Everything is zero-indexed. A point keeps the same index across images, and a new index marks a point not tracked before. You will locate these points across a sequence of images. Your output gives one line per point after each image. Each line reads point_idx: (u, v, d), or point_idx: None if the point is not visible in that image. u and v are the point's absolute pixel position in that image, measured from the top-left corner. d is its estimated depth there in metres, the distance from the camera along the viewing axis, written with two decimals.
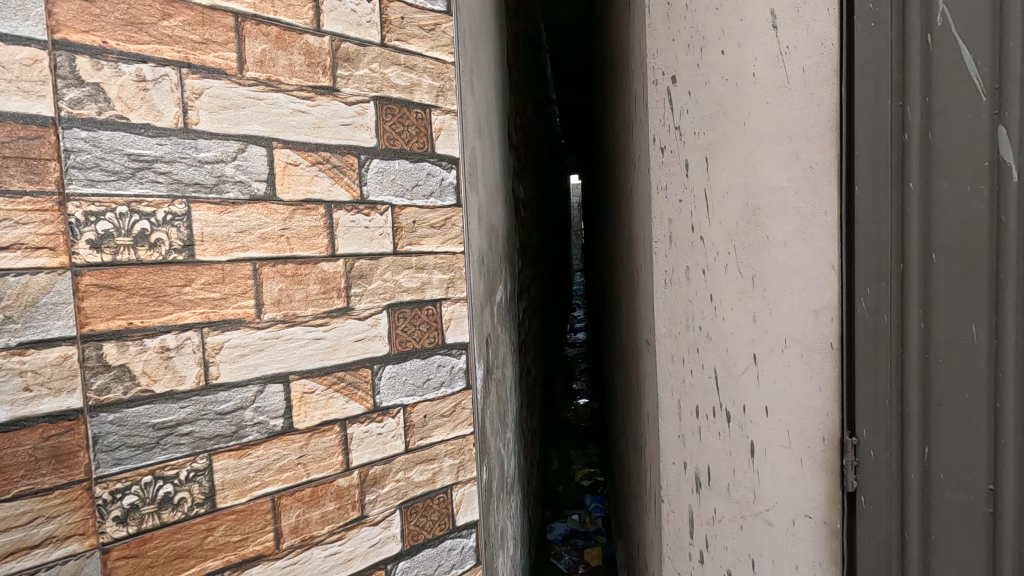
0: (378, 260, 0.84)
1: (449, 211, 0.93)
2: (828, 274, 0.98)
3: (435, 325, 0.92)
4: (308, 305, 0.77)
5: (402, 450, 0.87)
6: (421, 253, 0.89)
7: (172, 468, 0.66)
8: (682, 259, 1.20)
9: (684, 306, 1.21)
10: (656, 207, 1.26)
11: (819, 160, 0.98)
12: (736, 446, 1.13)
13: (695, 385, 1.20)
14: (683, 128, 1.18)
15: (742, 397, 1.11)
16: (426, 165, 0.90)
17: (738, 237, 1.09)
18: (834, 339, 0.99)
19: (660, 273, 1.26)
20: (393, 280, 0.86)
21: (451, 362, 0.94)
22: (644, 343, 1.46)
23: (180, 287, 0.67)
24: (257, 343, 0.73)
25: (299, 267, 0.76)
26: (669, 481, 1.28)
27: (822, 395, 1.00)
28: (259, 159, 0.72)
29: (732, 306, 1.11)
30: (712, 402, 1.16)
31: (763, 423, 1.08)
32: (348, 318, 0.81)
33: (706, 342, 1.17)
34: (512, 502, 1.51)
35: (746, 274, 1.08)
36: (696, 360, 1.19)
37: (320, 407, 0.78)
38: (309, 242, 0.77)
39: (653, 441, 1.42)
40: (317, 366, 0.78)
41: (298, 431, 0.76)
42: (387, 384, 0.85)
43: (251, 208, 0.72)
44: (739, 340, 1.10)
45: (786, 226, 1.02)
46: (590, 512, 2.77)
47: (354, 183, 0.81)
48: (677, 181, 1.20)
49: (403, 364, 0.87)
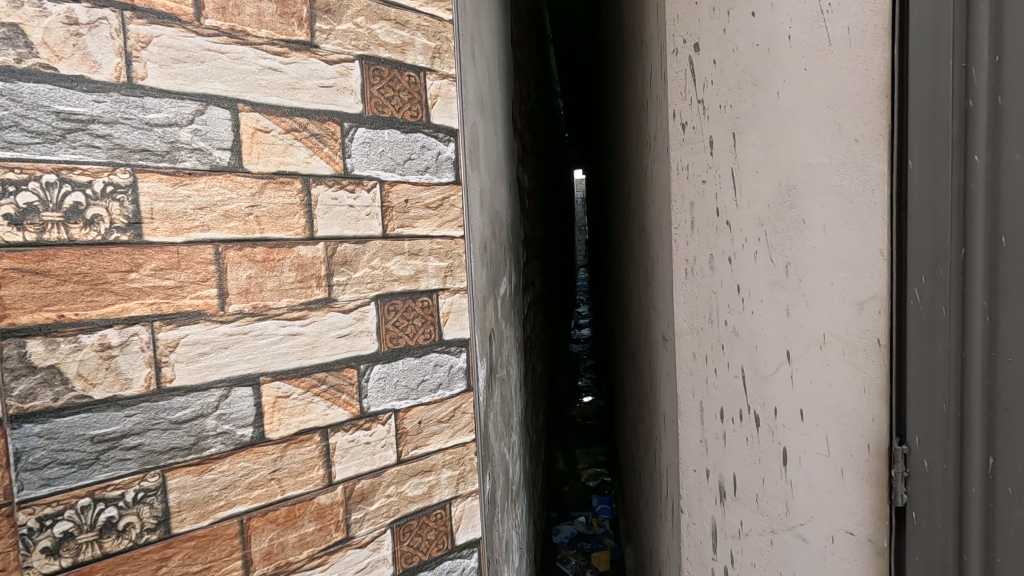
0: (365, 244, 0.73)
1: (447, 189, 0.82)
2: (875, 262, 0.86)
3: (431, 318, 0.81)
4: (282, 296, 0.66)
5: (394, 462, 0.77)
6: (415, 238, 0.79)
7: (115, 488, 0.56)
8: (706, 246, 1.11)
9: (707, 298, 1.12)
10: (677, 192, 1.17)
11: (865, 132, 0.86)
12: (764, 453, 1.03)
13: (719, 386, 1.11)
14: (707, 101, 1.08)
15: (772, 399, 1.01)
16: (421, 137, 0.79)
17: (768, 221, 0.99)
18: (881, 336, 0.86)
19: (681, 262, 1.18)
20: (382, 267, 0.75)
21: (450, 361, 0.83)
22: (660, 340, 1.35)
23: (124, 273, 0.56)
24: (220, 339, 0.62)
25: (270, 251, 0.65)
26: (690, 489, 1.20)
27: (866, 398, 0.89)
28: (221, 123, 0.62)
29: (761, 298, 1.01)
30: (738, 403, 1.07)
31: (796, 428, 0.97)
32: (329, 311, 0.70)
33: (733, 337, 1.07)
34: (517, 510, 1.41)
35: (778, 262, 0.98)
36: (721, 356, 1.10)
37: (297, 414, 0.68)
38: (283, 223, 0.66)
39: (669, 445, 1.31)
40: (294, 367, 0.67)
41: (271, 442, 0.66)
42: (375, 386, 0.74)
43: (212, 181, 0.61)
44: (768, 336, 1.00)
45: (826, 209, 0.91)
46: (597, 514, 2.67)
47: (336, 156, 0.70)
48: (700, 161, 1.11)
49: (394, 364, 0.76)
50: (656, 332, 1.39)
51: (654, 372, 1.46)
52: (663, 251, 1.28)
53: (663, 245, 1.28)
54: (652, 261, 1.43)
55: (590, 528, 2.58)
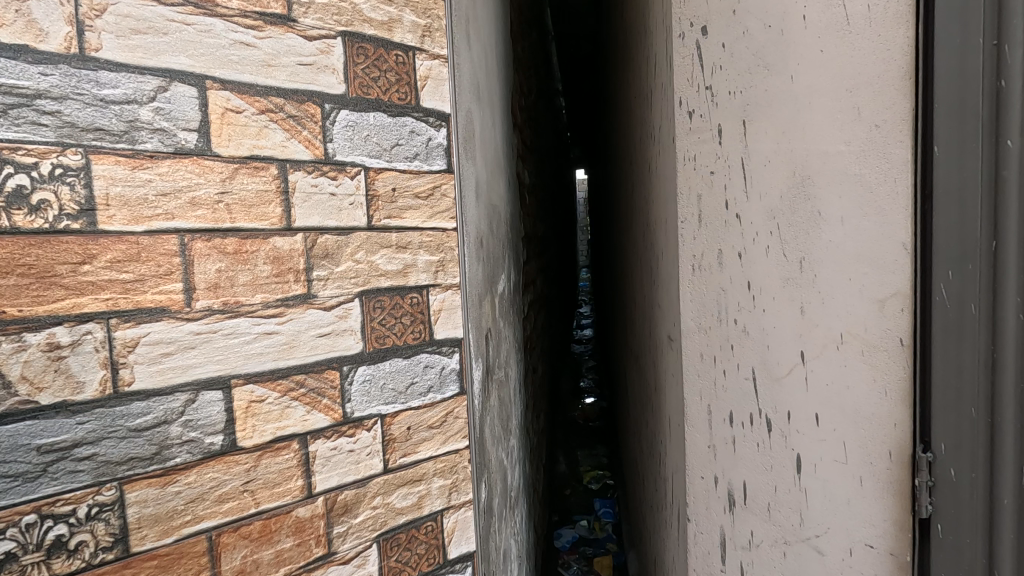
0: (348, 236, 0.68)
1: (438, 178, 0.77)
2: (897, 257, 0.81)
3: (421, 316, 0.75)
4: (255, 291, 0.61)
5: (380, 471, 0.71)
6: (403, 230, 0.73)
7: (66, 504, 0.50)
8: (713, 240, 1.03)
9: (714, 296, 1.04)
10: (682, 181, 1.08)
11: (887, 117, 0.80)
12: (777, 460, 0.96)
13: (729, 390, 1.02)
14: (715, 87, 1.00)
15: (785, 402, 0.94)
16: (410, 121, 0.73)
17: (781, 213, 0.92)
18: (904, 335, 0.81)
19: (686, 258, 1.08)
20: (367, 261, 0.69)
21: (441, 362, 0.78)
22: (665, 339, 1.28)
23: (76, 265, 0.51)
24: (186, 338, 0.57)
25: (243, 242, 0.60)
26: (696, 497, 1.10)
27: (887, 401, 0.83)
28: (187, 102, 0.56)
29: (774, 295, 0.94)
30: (749, 408, 1.00)
31: (811, 434, 0.91)
32: (309, 308, 0.65)
33: (744, 339, 0.99)
34: (515, 517, 1.35)
35: (792, 258, 0.91)
36: (730, 360, 1.02)
37: (273, 420, 0.62)
38: (257, 212, 0.61)
39: (674, 450, 1.25)
40: (269, 368, 0.62)
41: (243, 450, 0.60)
42: (360, 390, 0.69)
43: (176, 165, 0.56)
44: (780, 336, 0.94)
45: (844, 199, 0.85)
46: (600, 518, 2.61)
47: (316, 140, 0.65)
48: (707, 150, 1.02)
49: (380, 366, 0.71)
50: (661, 333, 1.33)
51: (658, 373, 1.40)
52: (667, 247, 1.21)
53: (667, 240, 1.22)
54: (656, 258, 1.37)
55: (592, 532, 2.52)
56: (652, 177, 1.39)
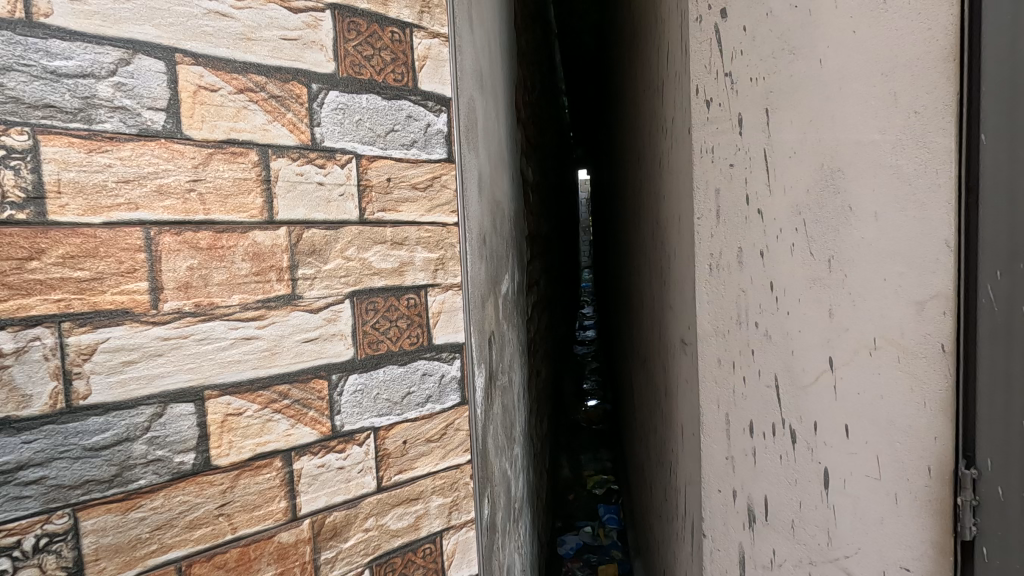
0: (337, 230, 0.61)
1: (438, 167, 0.70)
2: (938, 255, 0.74)
3: (419, 319, 0.68)
4: (232, 291, 0.54)
5: (373, 490, 0.65)
6: (398, 225, 0.66)
7: (9, 535, 0.44)
8: (733, 238, 0.96)
9: (734, 298, 0.96)
10: (699, 174, 0.99)
11: (928, 102, 0.73)
12: (801, 475, 0.89)
13: (749, 398, 0.96)
14: (736, 74, 0.93)
15: (811, 412, 0.87)
16: (406, 105, 0.66)
17: (807, 208, 0.86)
18: (946, 341, 0.74)
19: (702, 256, 1.00)
20: (358, 258, 0.63)
21: (441, 369, 0.71)
22: (677, 343, 1.21)
23: (23, 262, 0.44)
24: (152, 344, 0.50)
25: (218, 236, 0.54)
26: (712, 514, 1.03)
27: (926, 413, 0.76)
28: (153, 78, 0.50)
29: (800, 296, 0.87)
30: (772, 418, 0.93)
31: (840, 447, 0.84)
32: (293, 310, 0.58)
33: (766, 344, 0.93)
34: (519, 529, 1.28)
35: (820, 257, 0.84)
36: (750, 366, 0.95)
37: (252, 435, 0.56)
38: (235, 202, 0.54)
39: (687, 461, 1.18)
40: (248, 378, 0.56)
41: (218, 470, 0.54)
42: (350, 400, 0.62)
43: (141, 149, 0.49)
44: (805, 341, 0.87)
45: (879, 193, 0.78)
46: (604, 524, 2.54)
47: (302, 123, 0.58)
48: (727, 141, 0.95)
49: (373, 374, 0.64)
50: (673, 336, 1.26)
51: (669, 378, 1.33)
52: (681, 245, 1.14)
53: (680, 238, 1.14)
54: (668, 256, 1.30)
55: (596, 539, 2.45)
56: (664, 172, 1.32)
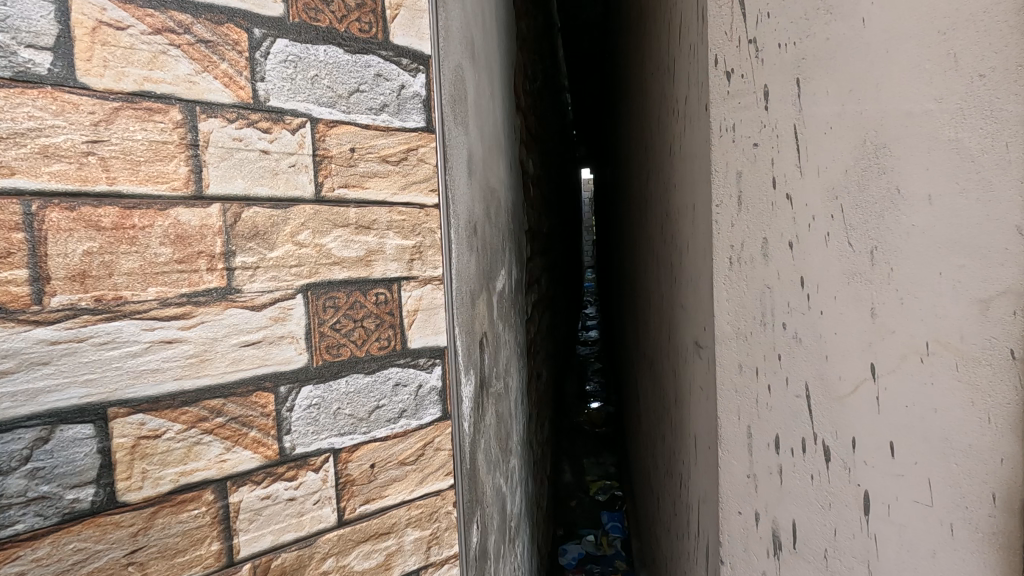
0: (286, 210, 0.50)
1: (414, 137, 0.59)
2: (1008, 244, 0.56)
3: (391, 319, 0.57)
4: (146, 283, 0.43)
5: (332, 525, 0.54)
6: (365, 205, 0.55)
7: None
8: (756, 227, 0.83)
9: (757, 296, 0.83)
10: (720, 155, 0.88)
11: (998, 61, 0.56)
12: (836, 499, 0.74)
13: (774, 408, 0.82)
14: (761, 40, 0.80)
15: (845, 427, 0.72)
16: (375, 61, 0.55)
17: (844, 191, 0.70)
18: (1015, 345, 0.56)
19: (722, 247, 0.88)
20: (313, 244, 0.52)
21: (418, 379, 0.60)
22: (691, 347, 1.09)
23: None
24: (34, 351, 0.39)
25: (128, 214, 0.43)
26: (732, 535, 0.91)
27: (991, 431, 0.59)
28: (35, 7, 0.39)
29: (836, 293, 0.72)
30: (801, 433, 0.78)
31: (883, 468, 0.68)
32: (229, 307, 0.47)
33: (795, 347, 0.78)
34: (515, 549, 1.17)
35: (862, 248, 0.68)
36: (775, 373, 0.81)
37: (174, 463, 0.45)
38: (149, 171, 0.43)
39: (703, 475, 1.05)
40: (169, 392, 0.44)
41: (128, 508, 0.43)
42: (303, 418, 0.52)
43: (18, 98, 0.38)
44: (841, 349, 0.72)
45: (933, 171, 0.61)
46: (607, 533, 2.42)
47: (240, 76, 0.47)
48: (751, 117, 0.82)
49: (332, 386, 0.53)
50: (686, 339, 1.15)
51: (681, 384, 1.22)
52: (696, 238, 1.02)
53: (695, 230, 1.03)
54: (680, 251, 1.19)
55: (599, 548, 2.31)
56: (676, 159, 1.21)
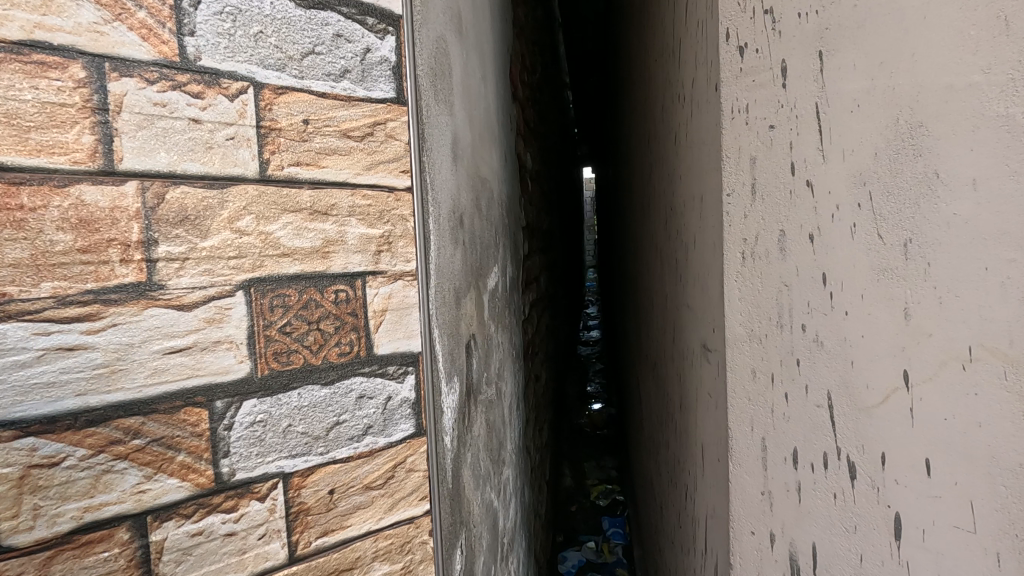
0: (223, 190, 0.42)
1: (382, 109, 0.50)
2: None
3: (354, 321, 0.49)
4: (38, 276, 0.35)
5: (282, 563, 0.46)
6: (322, 188, 0.47)
7: None
8: (771, 218, 0.70)
9: (773, 295, 0.70)
10: (731, 140, 0.76)
11: None
12: (862, 522, 0.61)
13: (792, 422, 0.69)
14: (778, 10, 0.68)
15: (874, 443, 0.59)
16: (334, 19, 0.47)
17: (874, 175, 0.58)
18: None
19: (734, 240, 0.76)
20: (258, 232, 0.44)
21: (387, 390, 0.52)
22: (699, 350, 1.00)
23: None
24: None
25: (16, 193, 0.35)
26: (744, 564, 0.78)
27: None
28: None
29: (864, 292, 0.59)
30: (822, 448, 0.65)
31: (919, 488, 0.55)
32: (149, 307, 0.39)
33: (817, 352, 0.65)
34: (508, 567, 1.09)
35: (893, 241, 0.56)
36: (794, 380, 0.68)
37: (76, 496, 0.37)
38: (42, 140, 0.35)
39: (712, 489, 0.94)
40: (69, 410, 0.36)
41: (16, 553, 0.35)
42: (245, 438, 0.43)
43: None
44: (870, 358, 0.59)
45: (979, 152, 0.49)
46: (608, 539, 2.34)
47: (162, 28, 0.39)
48: (767, 96, 0.70)
49: (282, 400, 0.45)
50: (692, 341, 1.07)
51: (688, 390, 1.13)
52: (704, 232, 0.94)
53: (703, 223, 0.94)
54: (686, 246, 1.11)
55: (599, 555, 2.23)
56: (681, 148, 1.13)
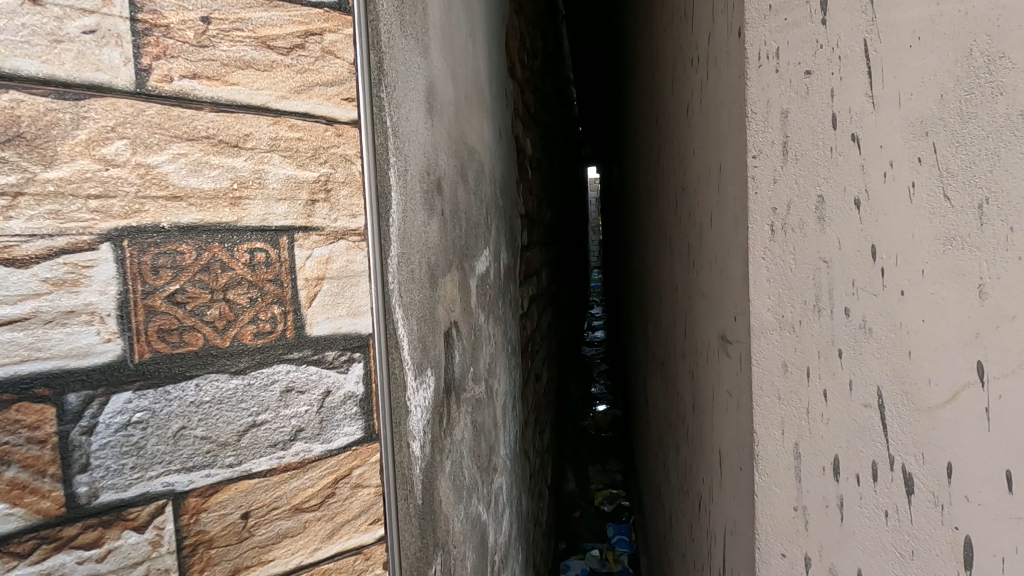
0: (79, 102, 0.30)
1: (316, 17, 0.39)
2: None
3: (278, 292, 0.38)
4: None
5: None
6: (230, 111, 0.35)
7: None
8: (806, 180, 0.53)
9: (809, 276, 0.53)
10: (754, 91, 0.57)
11: None
12: (922, 547, 0.47)
13: (828, 436, 0.53)
14: None
15: (936, 450, 0.46)
16: None
17: (939, 123, 0.44)
18: None
19: (760, 208, 0.56)
20: (135, 163, 0.32)
21: (325, 383, 0.40)
22: (717, 341, 0.88)
23: None
24: None
25: None
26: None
27: None
28: None
29: (926, 265, 0.45)
30: (871, 455, 0.50)
31: (997, 506, 0.43)
32: None
33: (865, 341, 0.50)
34: None
35: (965, 203, 0.43)
36: (835, 376, 0.52)
37: None
38: None
39: (732, 500, 0.82)
40: None
41: None
42: (115, 446, 0.32)
43: None
44: (934, 348, 0.45)
45: None
46: (613, 545, 2.21)
47: None
48: (800, 37, 0.53)
49: (172, 394, 0.34)
50: (707, 333, 0.94)
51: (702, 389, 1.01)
52: (722, 207, 0.82)
53: (721, 195, 0.82)
54: (700, 226, 0.99)
55: (603, 564, 2.10)
56: (694, 119, 1.00)
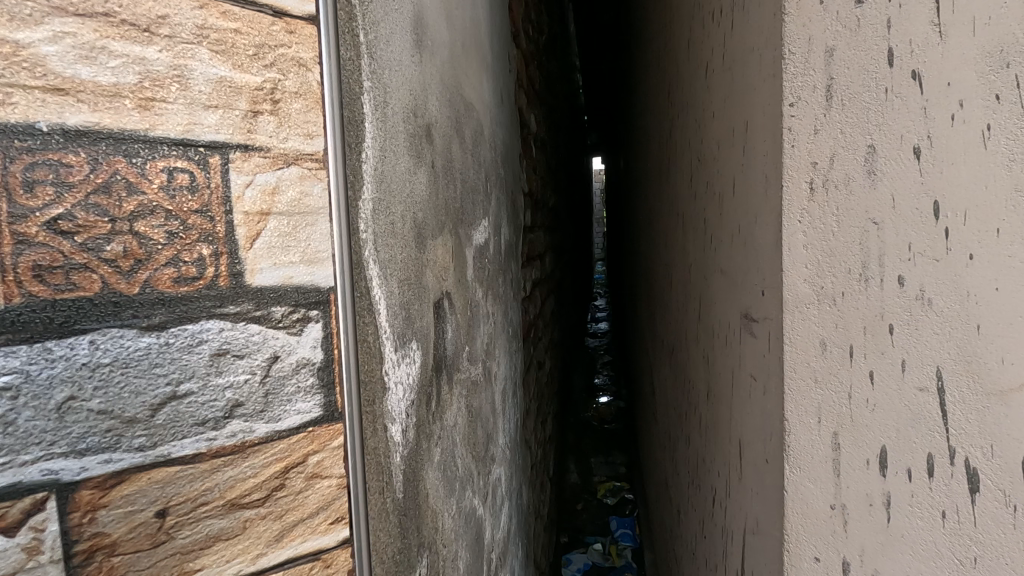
0: None
1: None
2: None
3: (205, 227, 0.29)
4: None
5: None
6: None
7: None
8: (856, 128, 0.41)
9: (853, 239, 0.42)
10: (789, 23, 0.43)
11: None
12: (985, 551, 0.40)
13: (872, 425, 0.43)
14: None
15: (1011, 443, 0.39)
16: None
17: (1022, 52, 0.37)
18: None
19: (797, 163, 0.43)
20: None
21: (269, 346, 0.32)
22: (739, 322, 0.79)
23: None
24: None
25: None
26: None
27: None
28: None
29: (1002, 223, 0.38)
30: (925, 446, 0.41)
31: None
32: None
33: (921, 313, 0.40)
34: None
35: None
36: (884, 356, 0.42)
37: None
38: None
39: (754, 498, 0.74)
40: None
41: None
42: None
43: None
44: (1008, 321, 0.38)
45: None
46: (616, 540, 2.13)
47: None
48: None
49: (55, 353, 0.25)
50: (728, 313, 0.86)
51: (719, 373, 0.92)
52: (747, 170, 0.73)
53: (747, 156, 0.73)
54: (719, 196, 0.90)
55: (607, 559, 2.02)
56: (715, 78, 0.91)
